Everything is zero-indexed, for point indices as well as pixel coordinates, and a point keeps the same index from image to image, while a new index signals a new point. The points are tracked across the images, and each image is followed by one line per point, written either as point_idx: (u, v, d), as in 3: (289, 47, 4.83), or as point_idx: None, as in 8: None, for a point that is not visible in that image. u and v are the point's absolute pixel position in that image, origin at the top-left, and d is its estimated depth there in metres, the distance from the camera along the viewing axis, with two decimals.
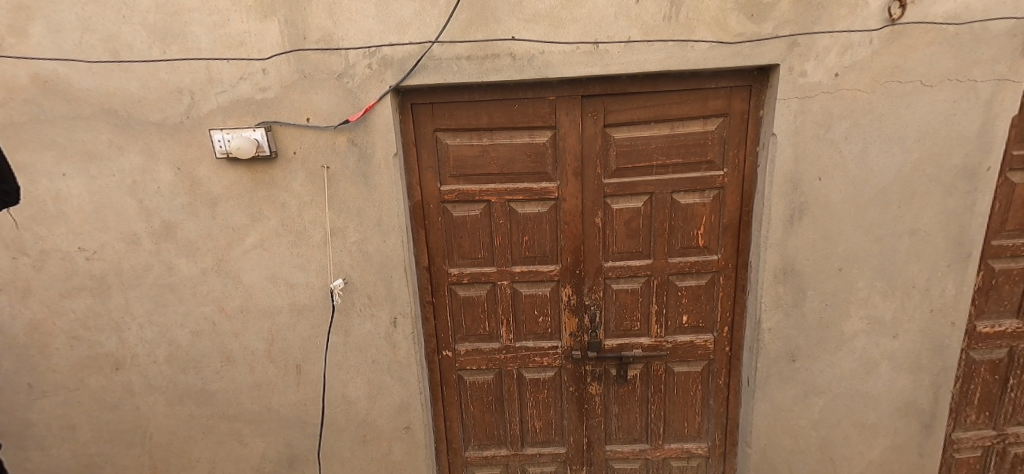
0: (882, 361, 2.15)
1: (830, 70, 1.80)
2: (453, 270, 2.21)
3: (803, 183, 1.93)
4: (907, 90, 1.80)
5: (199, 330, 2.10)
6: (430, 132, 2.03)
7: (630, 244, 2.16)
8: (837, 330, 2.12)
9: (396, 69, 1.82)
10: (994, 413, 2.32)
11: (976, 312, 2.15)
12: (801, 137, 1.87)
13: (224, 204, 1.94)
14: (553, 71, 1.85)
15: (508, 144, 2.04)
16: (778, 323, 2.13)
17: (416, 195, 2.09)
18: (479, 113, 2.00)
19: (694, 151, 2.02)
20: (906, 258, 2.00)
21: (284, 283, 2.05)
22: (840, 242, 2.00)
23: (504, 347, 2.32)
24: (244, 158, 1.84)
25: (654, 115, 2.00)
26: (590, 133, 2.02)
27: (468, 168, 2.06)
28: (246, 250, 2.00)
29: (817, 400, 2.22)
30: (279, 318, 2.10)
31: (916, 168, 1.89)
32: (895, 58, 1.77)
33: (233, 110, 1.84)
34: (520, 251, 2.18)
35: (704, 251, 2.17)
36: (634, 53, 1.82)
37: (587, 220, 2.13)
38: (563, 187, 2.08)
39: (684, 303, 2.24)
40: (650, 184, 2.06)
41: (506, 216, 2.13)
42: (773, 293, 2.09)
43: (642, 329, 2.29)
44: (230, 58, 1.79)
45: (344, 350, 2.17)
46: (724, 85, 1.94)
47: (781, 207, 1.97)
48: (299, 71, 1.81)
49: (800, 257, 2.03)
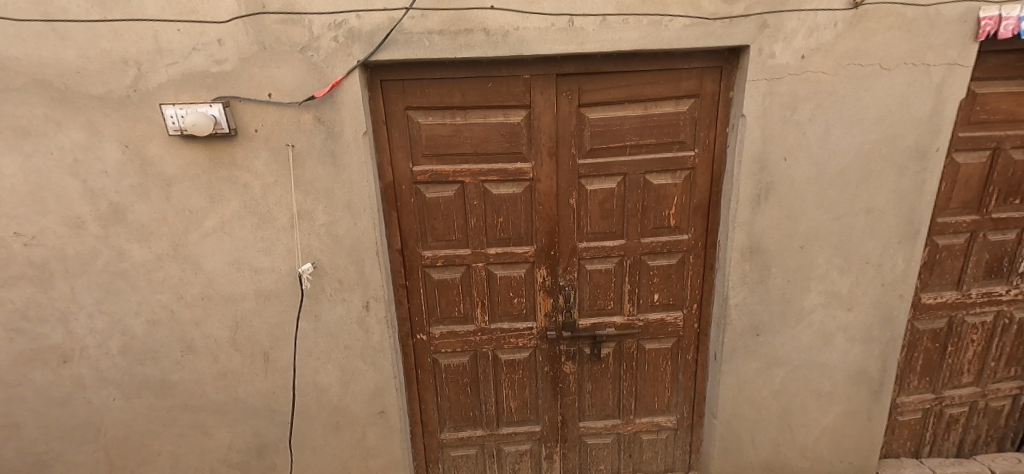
0: (837, 333, 2.28)
1: (797, 52, 1.84)
2: (427, 252, 2.17)
3: (770, 163, 1.99)
4: (868, 73, 1.87)
5: (156, 319, 1.98)
6: (401, 110, 1.96)
7: (604, 224, 2.18)
8: (798, 305, 2.22)
9: (364, 42, 1.74)
10: (934, 378, 2.51)
11: (922, 285, 2.31)
12: (769, 118, 1.92)
13: (179, 185, 1.82)
14: (527, 48, 1.81)
15: (482, 123, 2.00)
16: (744, 299, 2.21)
17: (387, 176, 2.03)
18: (452, 91, 1.94)
19: (667, 131, 2.04)
20: (862, 236, 2.11)
21: (248, 268, 1.96)
22: (802, 221, 2.08)
23: (479, 329, 2.31)
24: (200, 135, 1.72)
25: (628, 95, 2.00)
26: (565, 113, 2.01)
27: (441, 148, 2.01)
28: (205, 233, 1.89)
29: (778, 371, 2.34)
30: (244, 305, 2.01)
31: (873, 149, 1.98)
32: (856, 41, 1.83)
33: (187, 84, 1.71)
34: (495, 232, 2.16)
35: (676, 231, 2.22)
36: (609, 31, 1.80)
37: (561, 201, 2.13)
38: (538, 168, 2.07)
39: (655, 282, 2.29)
40: (624, 164, 2.08)
41: (480, 197, 2.09)
42: (740, 271, 2.16)
43: (615, 308, 2.34)
44: (181, 27, 1.65)
45: (314, 336, 2.10)
46: (696, 65, 1.96)
47: (749, 187, 2.02)
48: (259, 42, 1.70)
49: (765, 235, 2.10)
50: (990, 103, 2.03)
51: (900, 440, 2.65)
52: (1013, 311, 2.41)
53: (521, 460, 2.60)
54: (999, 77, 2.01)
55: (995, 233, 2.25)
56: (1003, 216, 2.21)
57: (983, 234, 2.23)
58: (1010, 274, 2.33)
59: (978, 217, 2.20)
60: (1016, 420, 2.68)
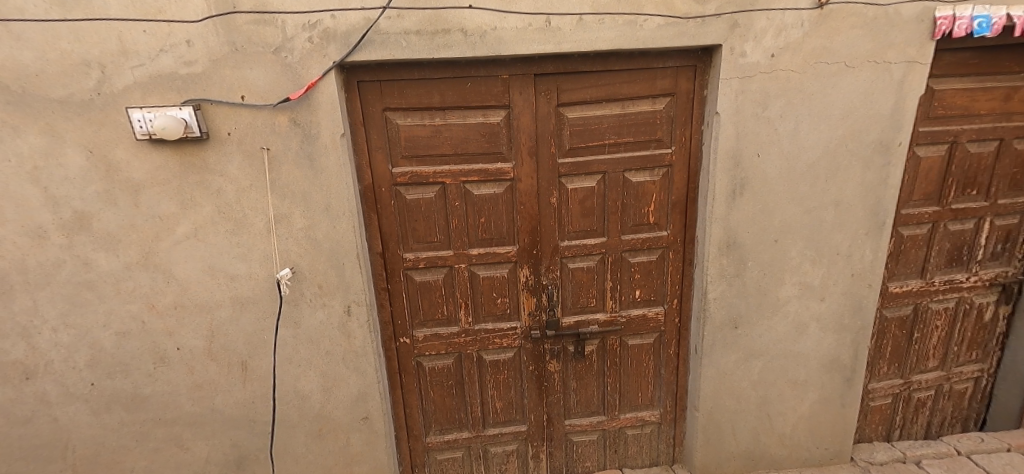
0: (811, 323, 2.35)
1: (767, 51, 1.90)
2: (408, 254, 2.15)
3: (744, 160, 2.04)
4: (833, 71, 1.94)
5: (126, 330, 1.91)
6: (378, 111, 1.94)
7: (585, 223, 2.20)
8: (773, 297, 2.29)
9: (339, 43, 1.72)
10: (902, 364, 2.62)
11: (889, 274, 2.40)
12: (741, 115, 1.97)
13: (148, 191, 1.76)
14: (505, 48, 1.82)
15: (461, 124, 1.99)
16: (723, 293, 2.26)
17: (367, 178, 2.00)
18: (430, 92, 1.94)
19: (644, 130, 2.08)
20: (831, 228, 2.18)
21: (222, 275, 1.91)
22: (776, 215, 2.14)
23: (463, 330, 2.30)
24: (170, 138, 1.66)
25: (605, 94, 2.03)
26: (543, 113, 2.02)
27: (420, 149, 2.00)
28: (177, 240, 1.83)
29: (756, 362, 2.40)
30: (219, 313, 1.95)
31: (840, 144, 2.05)
32: (822, 40, 1.90)
33: (154, 86, 1.65)
34: (476, 233, 2.16)
35: (655, 228, 2.25)
36: (586, 31, 1.82)
37: (542, 200, 2.14)
38: (518, 167, 2.08)
39: (637, 278, 2.32)
40: (603, 163, 2.10)
41: (461, 198, 2.09)
42: (718, 265, 2.21)
43: (598, 305, 2.36)
44: (147, 27, 1.60)
45: (294, 343, 2.06)
46: (670, 65, 2.00)
47: (725, 183, 2.07)
48: (230, 43, 1.65)
49: (741, 230, 2.16)
50: (947, 99, 2.13)
51: (873, 425, 2.75)
52: (973, 297, 2.54)
53: (508, 461, 2.60)
54: (955, 74, 2.11)
55: (955, 223, 2.36)
56: (962, 207, 2.32)
57: (944, 224, 2.34)
58: (970, 262, 2.45)
59: (939, 208, 2.30)
60: (977, 401, 2.82)
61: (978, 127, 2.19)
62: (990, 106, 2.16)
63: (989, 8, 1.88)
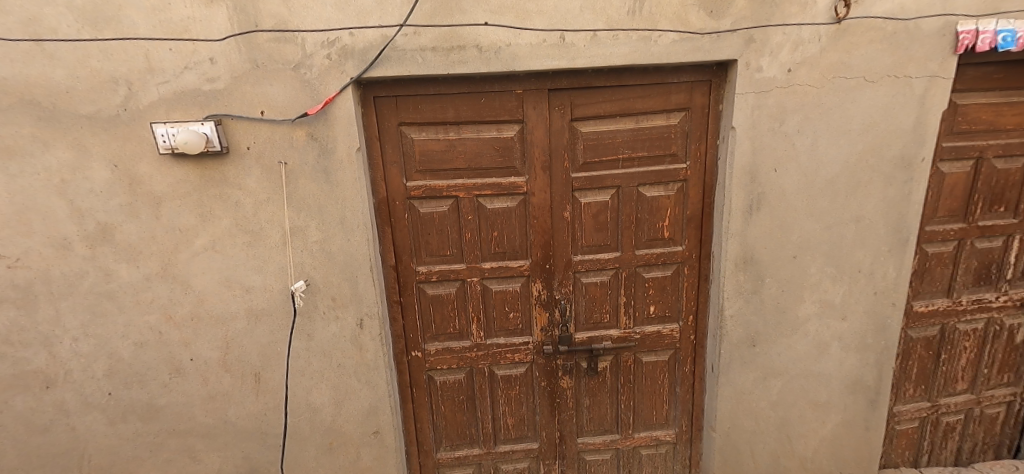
0: (833, 342, 2.28)
1: (783, 66, 1.88)
2: (421, 268, 2.16)
3: (760, 175, 2.01)
4: (852, 85, 1.91)
5: (143, 341, 1.93)
6: (394, 126, 1.96)
7: (598, 237, 2.19)
8: (792, 315, 2.23)
9: (357, 60, 1.75)
10: (929, 386, 2.52)
11: (914, 293, 2.33)
12: (758, 130, 1.95)
13: (169, 204, 1.80)
14: (519, 64, 1.83)
15: (475, 138, 2.01)
16: (740, 310, 2.21)
17: (381, 191, 2.02)
18: (445, 106, 1.96)
19: (659, 144, 2.07)
20: (852, 245, 2.13)
21: (238, 287, 1.93)
22: (794, 231, 2.10)
23: (475, 345, 2.29)
24: (191, 153, 1.70)
25: (619, 109, 2.03)
26: (557, 127, 2.02)
27: (434, 163, 2.02)
28: (195, 252, 1.86)
29: (775, 382, 2.33)
30: (234, 324, 1.97)
31: (860, 159, 2.01)
32: (840, 55, 1.88)
33: (178, 102, 1.70)
34: (489, 246, 2.15)
35: (669, 243, 2.23)
36: (600, 47, 1.83)
37: (556, 214, 2.14)
38: (531, 181, 2.08)
39: (651, 294, 2.29)
40: (616, 177, 2.09)
41: (474, 212, 2.10)
42: (735, 282, 2.17)
43: (611, 321, 2.33)
44: (173, 46, 1.65)
45: (306, 355, 2.06)
46: (685, 79, 1.99)
47: (741, 198, 2.04)
48: (251, 60, 1.70)
49: (758, 245, 2.12)
50: (971, 113, 2.08)
51: (899, 450, 2.64)
52: (1003, 318, 2.44)
53: None
54: (979, 89, 2.07)
55: (982, 241, 2.28)
56: (989, 224, 2.25)
57: (970, 241, 2.27)
58: (999, 281, 2.37)
59: (964, 225, 2.23)
60: (1010, 427, 2.70)
61: (1005, 142, 2.13)
62: (1016, 120, 2.11)
63: (1014, 21, 1.84)
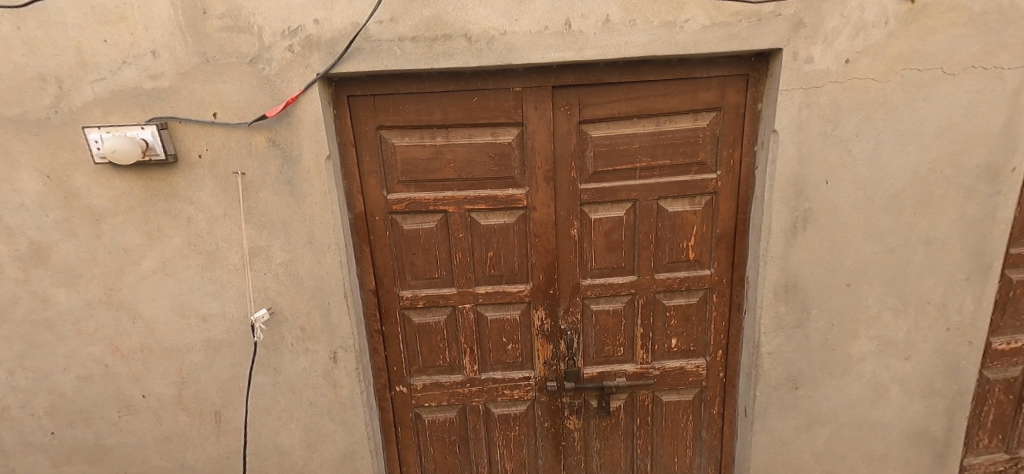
0: (893, 385, 1.91)
1: (840, 56, 1.54)
2: (406, 292, 1.89)
3: (807, 188, 1.68)
4: (926, 79, 1.56)
5: (88, 374, 1.70)
6: (372, 129, 1.69)
7: (610, 258, 1.90)
8: (843, 353, 1.87)
9: (323, 52, 1.48)
10: (1006, 435, 2.12)
11: (993, 328, 1.94)
12: (805, 134, 1.62)
13: (111, 220, 1.56)
14: (517, 56, 1.54)
15: (466, 144, 1.73)
16: (779, 346, 1.88)
17: (359, 206, 1.76)
18: (431, 107, 1.68)
19: (683, 151, 1.76)
20: (920, 272, 1.77)
21: (193, 315, 1.68)
22: (848, 254, 1.75)
23: (468, 379, 2.01)
24: (123, 162, 1.44)
25: (636, 109, 1.72)
26: (563, 131, 1.73)
27: (419, 173, 1.75)
28: (143, 275, 1.62)
29: (821, 431, 1.97)
30: (189, 357, 1.72)
31: (933, 169, 1.65)
32: (912, 42, 1.52)
33: (116, 102, 1.46)
34: (484, 269, 1.88)
35: (695, 265, 1.92)
36: (613, 35, 1.53)
37: (561, 232, 1.86)
38: (532, 194, 1.79)
39: (672, 324, 1.98)
40: (632, 190, 1.80)
41: (467, 229, 1.82)
42: (773, 313, 1.83)
43: (626, 354, 2.03)
44: (108, 37, 1.40)
45: (273, 391, 1.80)
46: (716, 74, 1.67)
47: (783, 215, 1.71)
48: (200, 54, 1.45)
49: (803, 271, 1.78)
50: None
51: None
52: None
53: None
54: None
55: None
56: None
57: None
58: None
59: None
60: None
61: None
62: None
63: None
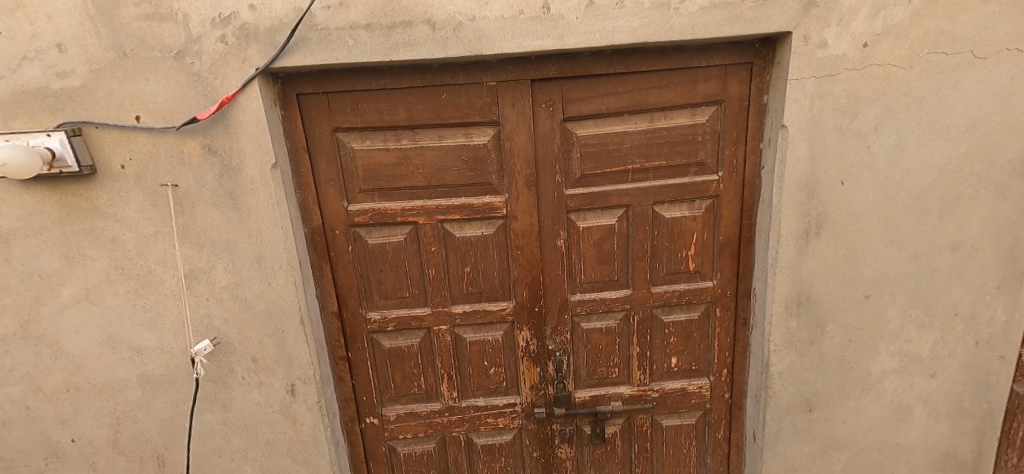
0: (917, 405, 1.72)
1: (857, 39, 1.35)
2: (373, 314, 1.69)
3: (821, 189, 1.49)
4: (955, 64, 1.37)
5: (6, 418, 1.48)
6: (327, 132, 1.49)
7: (602, 271, 1.71)
8: (862, 371, 1.69)
9: (262, 44, 1.28)
10: None
11: None
12: (818, 129, 1.43)
13: (21, 243, 1.34)
14: (488, 46, 1.34)
15: (436, 147, 1.53)
16: (791, 365, 1.69)
17: (316, 219, 1.56)
18: (394, 106, 1.47)
19: (680, 150, 1.57)
20: (947, 281, 1.58)
21: (126, 348, 1.47)
22: (867, 262, 1.57)
23: (446, 408, 1.80)
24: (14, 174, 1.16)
25: (628, 104, 1.52)
26: (545, 130, 1.53)
27: (384, 180, 1.55)
28: (64, 305, 1.41)
29: (838, 456, 1.78)
30: (124, 395, 1.51)
31: (962, 166, 1.47)
32: (939, 22, 1.34)
33: (19, 106, 1.24)
34: (461, 286, 1.68)
35: (696, 277, 1.73)
36: (599, 19, 1.33)
37: (546, 244, 1.66)
38: (512, 202, 1.59)
39: (672, 342, 1.79)
40: (624, 194, 1.61)
41: (440, 242, 1.62)
42: (784, 329, 1.64)
43: (621, 376, 1.84)
44: (5, 28, 1.19)
45: (224, 430, 1.60)
46: (716, 63, 1.48)
47: (794, 221, 1.52)
48: (116, 47, 1.24)
49: (816, 282, 1.59)
50: None
51: None
52: None
53: None
54: None
55: None
56: None
57: None
58: None
59: None
60: None
61: None
62: None
63: None
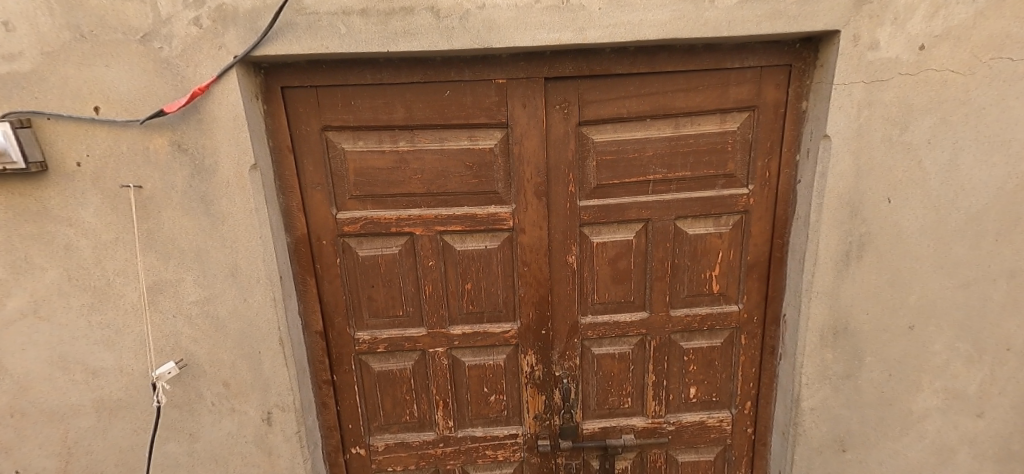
0: (961, 448, 1.55)
1: (913, 41, 1.20)
2: (363, 333, 1.52)
3: (865, 208, 1.34)
4: (1021, 71, 1.22)
5: None
6: (315, 131, 1.33)
7: (616, 291, 1.54)
8: (902, 408, 1.52)
9: (241, 28, 1.12)
10: None
11: None
12: (865, 140, 1.28)
13: None
14: (498, 37, 1.19)
15: (437, 150, 1.37)
16: (824, 400, 1.52)
17: (300, 227, 1.39)
18: (391, 103, 1.32)
19: (707, 160, 1.42)
20: (1001, 312, 1.42)
21: (79, 369, 1.30)
22: (912, 289, 1.41)
23: (441, 438, 1.63)
24: None
25: (651, 107, 1.37)
26: (559, 134, 1.38)
27: (377, 186, 1.39)
28: (9, 319, 1.24)
29: None
30: (77, 422, 1.34)
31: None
32: (1006, 23, 1.19)
33: None
34: (460, 304, 1.52)
35: (720, 300, 1.57)
36: (624, 10, 1.18)
37: (555, 260, 1.50)
38: (520, 213, 1.44)
39: (691, 371, 1.63)
40: (644, 207, 1.45)
41: (438, 256, 1.46)
42: (818, 361, 1.48)
43: (634, 406, 1.67)
44: None
45: (190, 462, 1.42)
46: (751, 64, 1.33)
47: (833, 242, 1.37)
48: (73, 27, 1.08)
49: (856, 310, 1.43)
50: None
51: None
52: None
53: None
54: None
55: None
56: None
57: None
58: None
59: None
60: None
61: None
62: None
63: None
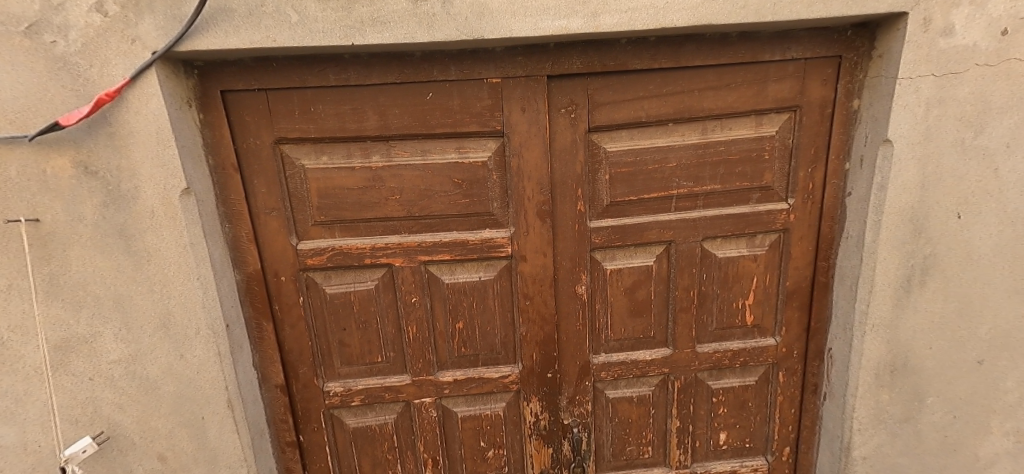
0: None
1: (994, 25, 0.99)
2: (334, 384, 1.27)
3: (931, 225, 1.13)
4: None
5: None
6: (267, 144, 1.08)
7: (634, 326, 1.31)
8: (968, 455, 1.31)
9: (160, 15, 0.87)
10: None
11: None
12: (933, 145, 1.07)
13: None
14: (490, 25, 0.95)
15: (418, 166, 1.13)
16: (877, 448, 1.30)
17: (252, 261, 1.14)
18: (360, 109, 1.07)
19: (739, 171, 1.20)
20: None
21: None
22: (983, 318, 1.20)
23: None
24: None
25: (675, 110, 1.14)
26: (565, 143, 1.15)
27: (347, 210, 1.14)
28: None
29: None
30: None
31: None
32: None
33: None
34: (450, 347, 1.27)
35: (754, 333, 1.34)
36: None
37: (562, 292, 1.26)
38: (520, 238, 1.20)
39: (722, 415, 1.40)
40: (666, 228, 1.22)
41: (423, 291, 1.21)
42: (871, 403, 1.27)
43: (656, 456, 1.44)
44: None
45: None
46: (794, 56, 1.11)
47: (892, 265, 1.15)
48: None
49: (917, 344, 1.22)
50: None
51: None
52: None
53: None
54: None
55: None
56: None
57: None
58: None
59: None
60: None
61: None
62: None
63: None
